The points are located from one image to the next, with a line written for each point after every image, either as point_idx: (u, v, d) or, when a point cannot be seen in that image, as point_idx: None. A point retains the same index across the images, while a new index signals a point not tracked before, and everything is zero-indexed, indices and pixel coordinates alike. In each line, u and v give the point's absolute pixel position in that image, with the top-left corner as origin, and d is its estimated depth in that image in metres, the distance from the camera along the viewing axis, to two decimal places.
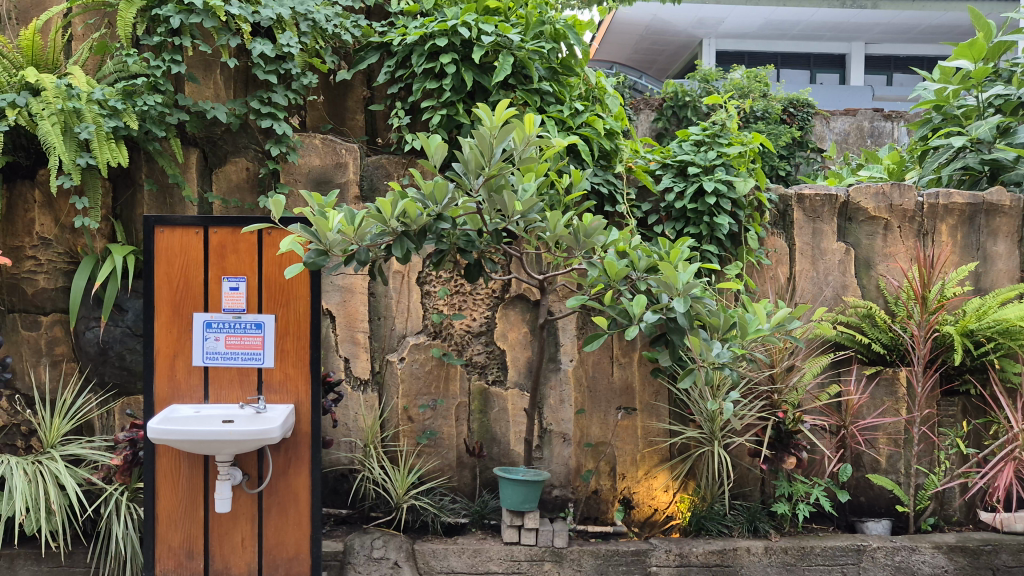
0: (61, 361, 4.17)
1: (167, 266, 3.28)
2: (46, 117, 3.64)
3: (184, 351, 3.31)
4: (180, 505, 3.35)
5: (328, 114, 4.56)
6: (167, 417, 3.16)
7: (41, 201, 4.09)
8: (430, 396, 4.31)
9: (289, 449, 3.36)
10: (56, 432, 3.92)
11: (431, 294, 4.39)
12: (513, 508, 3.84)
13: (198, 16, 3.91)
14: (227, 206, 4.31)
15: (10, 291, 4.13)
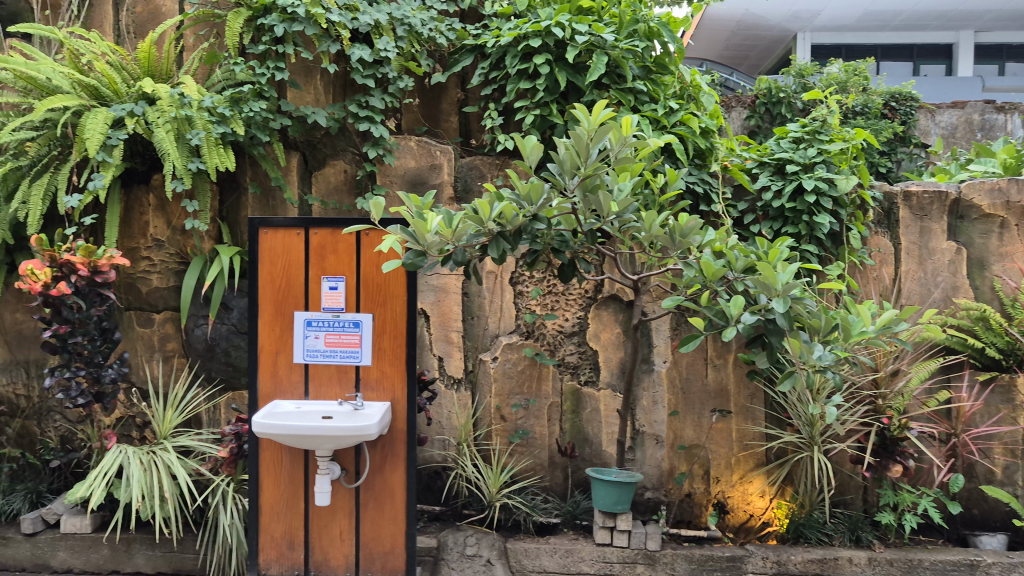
0: (172, 356, 4.39)
1: (270, 266, 3.40)
2: (161, 124, 3.84)
3: (286, 348, 3.43)
4: (282, 496, 3.47)
5: (423, 116, 4.66)
6: (270, 412, 3.28)
7: (155, 204, 4.31)
8: (523, 396, 4.34)
9: (386, 446, 3.43)
10: (168, 424, 4.11)
11: (524, 294, 4.42)
12: (605, 510, 3.82)
13: (300, 24, 4.06)
14: (326, 208, 4.43)
15: (127, 289, 4.38)
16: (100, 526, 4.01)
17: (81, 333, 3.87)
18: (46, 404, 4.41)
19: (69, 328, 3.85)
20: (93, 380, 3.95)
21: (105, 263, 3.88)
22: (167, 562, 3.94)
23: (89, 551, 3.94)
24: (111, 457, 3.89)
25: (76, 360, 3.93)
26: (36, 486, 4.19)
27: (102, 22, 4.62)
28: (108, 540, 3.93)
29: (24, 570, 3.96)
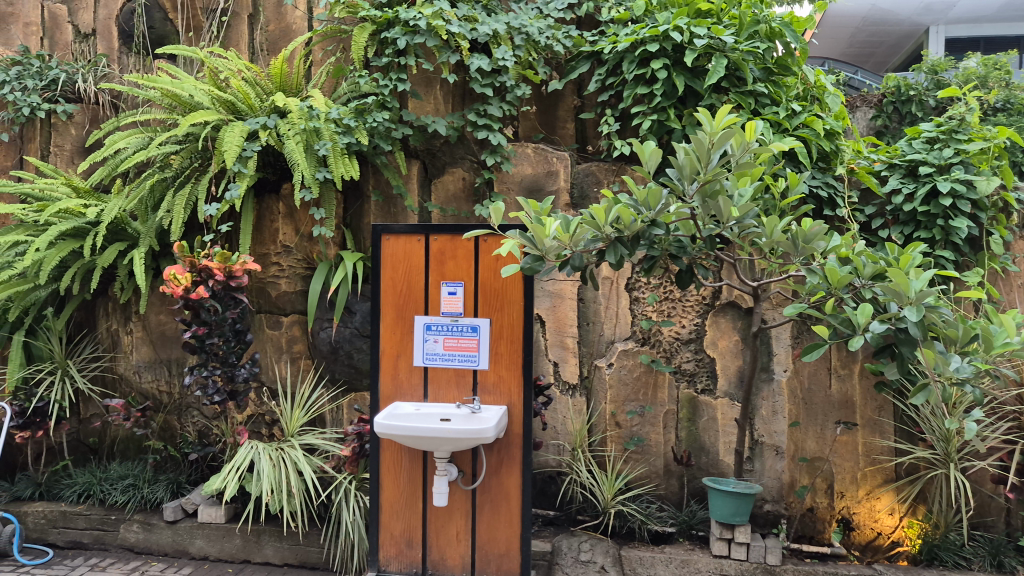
0: (299, 357, 4.59)
1: (392, 271, 3.52)
2: (292, 136, 4.06)
3: (406, 351, 3.54)
4: (401, 496, 3.57)
5: (540, 124, 4.68)
6: (391, 413, 3.38)
7: (284, 212, 4.52)
8: (639, 403, 4.31)
9: (502, 450, 3.47)
10: (295, 422, 4.30)
11: (639, 301, 4.40)
12: (722, 520, 3.75)
13: (421, 36, 4.16)
14: (445, 215, 4.52)
15: (258, 293, 4.61)
16: (233, 517, 4.24)
17: (218, 334, 4.11)
18: (185, 400, 4.70)
19: (206, 330, 4.09)
20: (227, 378, 4.19)
21: (239, 268, 4.09)
22: (293, 554, 4.10)
23: (223, 540, 4.16)
24: (243, 452, 4.11)
25: (212, 360, 4.17)
26: (176, 477, 4.49)
27: (238, 40, 4.92)
28: (240, 531, 4.14)
29: (166, 555, 4.22)
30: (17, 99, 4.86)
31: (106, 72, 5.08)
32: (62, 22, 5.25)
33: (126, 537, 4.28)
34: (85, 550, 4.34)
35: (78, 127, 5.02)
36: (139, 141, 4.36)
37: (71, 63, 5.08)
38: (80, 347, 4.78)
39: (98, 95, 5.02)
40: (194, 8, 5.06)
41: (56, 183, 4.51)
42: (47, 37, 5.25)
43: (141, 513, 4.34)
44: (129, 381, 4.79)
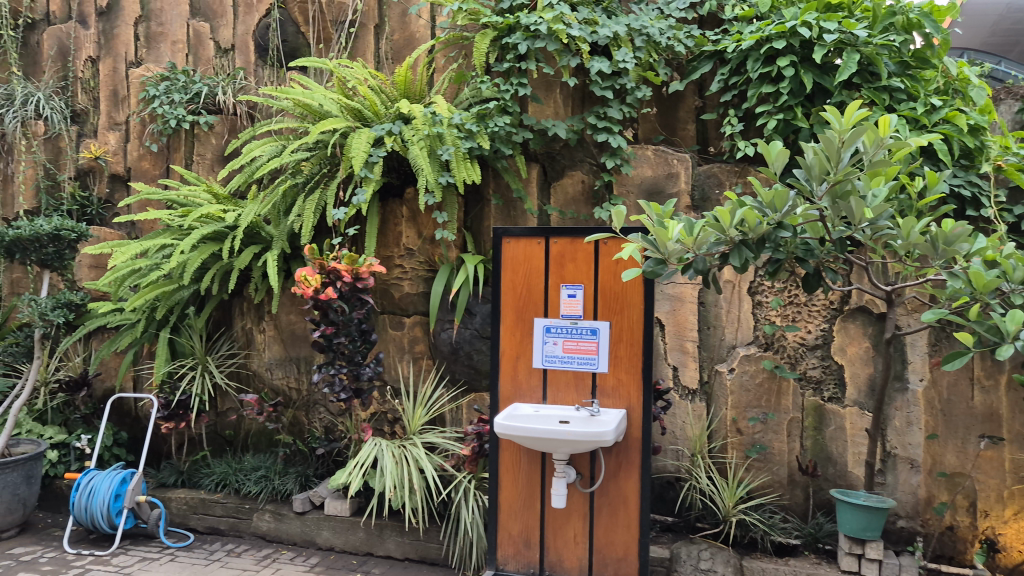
0: (421, 357, 4.70)
1: (512, 275, 3.57)
2: (416, 141, 4.18)
3: (525, 353, 3.57)
4: (519, 496, 3.61)
5: (660, 126, 4.62)
6: (510, 414, 3.41)
7: (408, 216, 4.65)
8: (761, 409, 4.20)
9: (621, 453, 3.45)
10: (416, 420, 4.42)
11: (763, 305, 4.29)
12: (851, 535, 3.59)
13: (542, 40, 4.20)
14: (564, 218, 4.54)
15: (382, 294, 4.76)
16: (357, 510, 4.38)
17: (344, 334, 4.27)
18: (313, 397, 4.89)
19: (334, 329, 4.26)
20: (353, 377, 4.34)
21: (365, 270, 4.23)
22: (414, 549, 4.21)
23: (348, 532, 4.31)
24: (367, 449, 4.26)
25: (339, 359, 4.33)
26: (304, 470, 4.69)
27: (364, 50, 5.08)
28: (364, 524, 4.28)
29: (295, 544, 4.42)
30: (166, 113, 5.25)
31: (243, 85, 5.37)
32: (205, 39, 5.57)
33: (258, 525, 4.51)
34: (221, 536, 4.59)
35: (218, 137, 5.32)
36: (273, 149, 4.56)
37: (212, 77, 5.40)
38: (218, 345, 5.06)
39: (236, 106, 5.31)
40: (324, 21, 5.26)
41: (199, 191, 4.81)
42: (191, 53, 5.58)
43: (273, 503, 4.56)
44: (262, 378, 5.03)
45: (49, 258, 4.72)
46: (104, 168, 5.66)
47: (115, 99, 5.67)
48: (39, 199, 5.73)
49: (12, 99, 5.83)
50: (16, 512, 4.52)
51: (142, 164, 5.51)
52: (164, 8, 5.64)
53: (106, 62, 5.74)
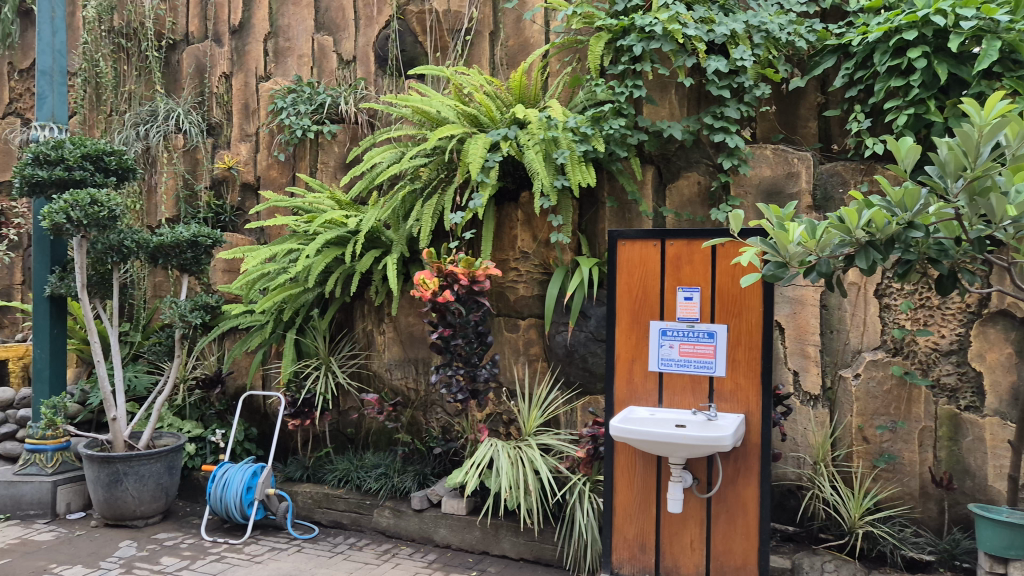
0: (536, 359, 4.73)
1: (627, 277, 3.56)
2: (532, 146, 4.24)
3: (641, 356, 3.55)
4: (635, 499, 3.59)
5: (779, 124, 4.48)
6: (626, 417, 3.40)
7: (523, 219, 4.70)
8: (890, 418, 4.02)
9: (739, 458, 3.38)
10: (532, 422, 4.46)
11: (891, 308, 4.10)
12: (992, 554, 3.40)
13: (657, 42, 4.18)
14: (680, 220, 4.49)
15: (498, 297, 4.85)
16: (472, 509, 4.46)
17: (461, 336, 4.36)
18: (430, 397, 5.00)
19: (451, 331, 4.35)
20: (469, 378, 4.42)
21: (481, 273, 4.30)
22: (529, 550, 4.24)
23: (464, 531, 4.39)
24: (483, 449, 4.33)
25: (456, 360, 4.42)
26: (422, 469, 4.80)
27: (480, 57, 5.19)
28: (480, 523, 4.35)
29: (413, 540, 4.53)
30: (292, 123, 5.51)
31: (364, 95, 5.56)
32: (328, 52, 5.79)
33: (378, 521, 4.65)
34: (344, 530, 4.76)
35: (341, 145, 5.53)
36: (393, 156, 4.71)
37: (335, 88, 5.61)
38: (340, 346, 5.26)
39: (357, 115, 5.50)
40: (441, 30, 5.34)
41: (323, 197, 4.98)
42: (316, 66, 5.82)
43: (392, 500, 4.69)
44: (382, 378, 5.18)
45: (188, 263, 5.00)
46: (237, 178, 5.97)
47: (247, 112, 5.99)
48: (178, 208, 6.12)
49: (156, 115, 6.25)
50: (160, 500, 4.84)
51: (271, 173, 5.79)
52: (291, 24, 5.93)
53: (238, 78, 6.08)
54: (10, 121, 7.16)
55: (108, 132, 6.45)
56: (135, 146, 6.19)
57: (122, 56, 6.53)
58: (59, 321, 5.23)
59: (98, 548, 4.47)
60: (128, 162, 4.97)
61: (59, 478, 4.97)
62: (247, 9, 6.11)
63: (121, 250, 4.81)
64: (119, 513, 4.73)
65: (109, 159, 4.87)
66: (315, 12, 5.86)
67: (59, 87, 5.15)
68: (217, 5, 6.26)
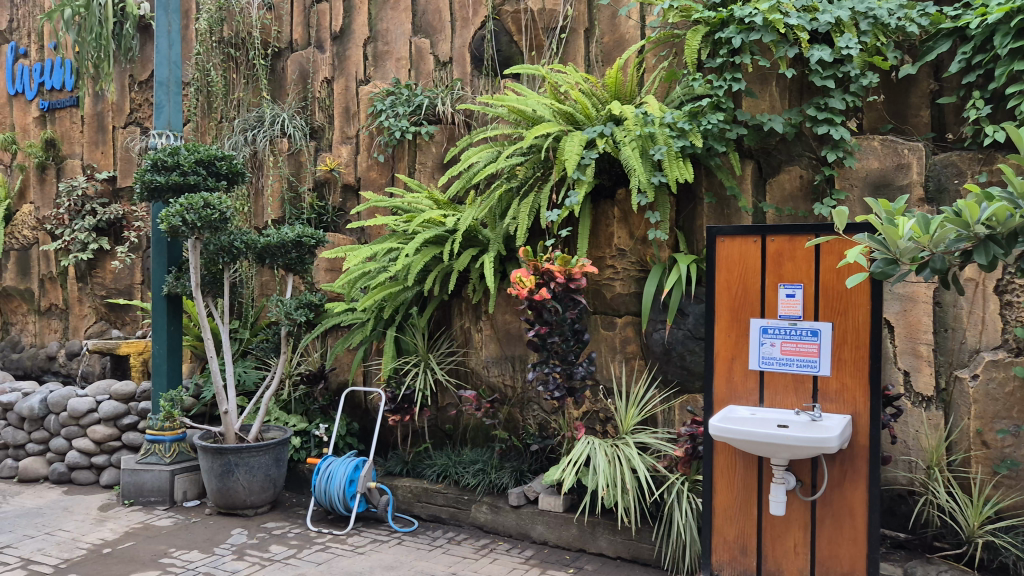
0: (633, 357, 4.69)
1: (727, 274, 3.49)
2: (628, 142, 4.22)
3: (741, 354, 3.47)
4: (735, 501, 3.51)
5: (888, 114, 4.27)
6: (726, 416, 3.33)
7: (619, 217, 4.67)
8: (1012, 421, 3.82)
9: (846, 461, 3.27)
10: (629, 420, 4.44)
11: (1013, 306, 3.89)
12: None
13: (758, 33, 4.12)
14: (781, 215, 4.38)
15: (594, 295, 4.82)
16: (569, 507, 4.46)
17: (558, 334, 4.36)
18: (527, 395, 5.03)
19: (548, 329, 4.37)
20: (566, 375, 4.42)
21: (578, 271, 4.29)
22: (627, 548, 4.21)
23: (561, 528, 4.39)
24: (580, 447, 4.34)
25: (553, 357, 4.43)
26: (519, 465, 4.82)
27: (575, 54, 5.18)
28: (577, 521, 4.34)
29: (510, 536, 4.57)
30: (392, 125, 5.65)
31: (461, 95, 5.64)
32: (425, 54, 5.89)
33: (477, 516, 4.70)
34: (442, 524, 4.85)
35: (438, 145, 5.63)
36: (489, 155, 4.74)
37: (433, 89, 5.70)
38: (439, 343, 5.33)
39: (454, 115, 5.60)
40: (536, 29, 5.36)
41: (421, 197, 5.08)
42: (413, 68, 5.93)
43: (490, 495, 4.74)
44: (479, 375, 5.25)
45: (293, 262, 5.19)
46: (338, 179, 6.15)
47: (347, 115, 6.15)
48: (283, 210, 6.35)
49: (262, 120, 6.49)
50: (268, 490, 5.03)
51: (371, 174, 5.93)
52: (389, 28, 6.06)
53: (339, 82, 6.24)
54: (130, 130, 7.50)
55: (219, 139, 6.76)
56: (243, 151, 6.48)
57: (231, 65, 6.80)
58: (175, 318, 5.50)
59: (213, 534, 4.69)
60: (238, 166, 5.20)
61: (176, 467, 5.24)
62: (347, 15, 6.27)
63: (231, 251, 5.02)
64: (231, 502, 4.96)
65: (220, 164, 5.10)
66: (413, 15, 5.97)
67: (175, 96, 5.41)
68: (320, 12, 6.44)
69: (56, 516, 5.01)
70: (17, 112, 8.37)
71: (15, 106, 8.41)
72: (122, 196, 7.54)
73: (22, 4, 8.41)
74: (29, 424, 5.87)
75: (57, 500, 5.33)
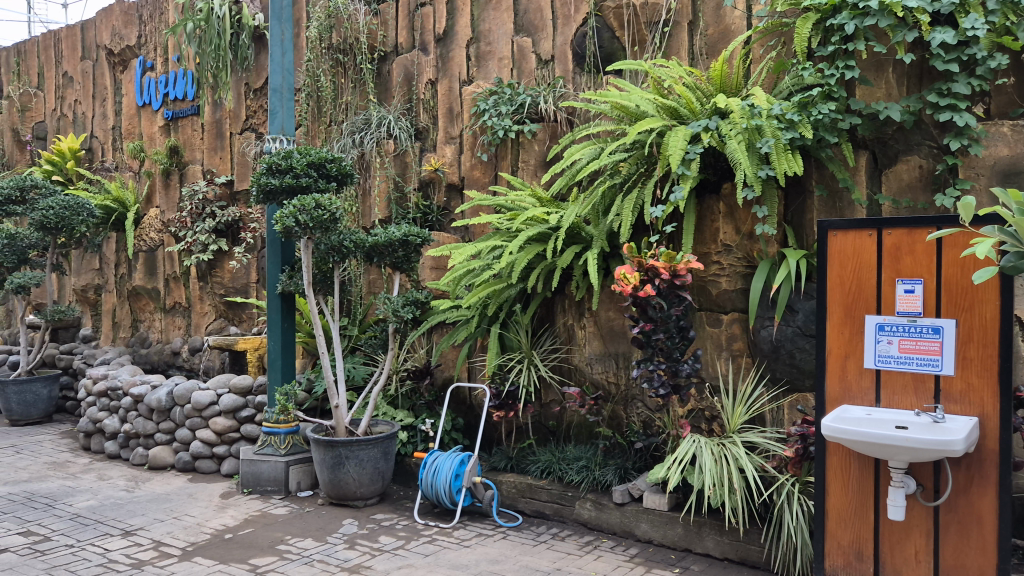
0: (739, 355, 4.59)
1: (840, 269, 3.38)
2: (734, 136, 4.12)
3: (856, 352, 3.35)
4: (850, 504, 3.39)
5: (1019, 97, 4.05)
6: (840, 416, 3.22)
7: (725, 211, 4.57)
8: None
9: (972, 465, 3.11)
10: (736, 418, 4.37)
11: None
12: None
13: (873, 18, 3.98)
14: (899, 207, 4.21)
15: (699, 292, 4.73)
16: (675, 506, 4.40)
17: (663, 330, 4.33)
18: (631, 392, 4.99)
19: (653, 326, 4.33)
20: (671, 373, 4.37)
21: (683, 267, 4.23)
22: (734, 550, 4.13)
23: (667, 527, 4.35)
24: (686, 445, 4.28)
25: (658, 355, 4.39)
26: (623, 462, 4.79)
27: (678, 48, 5.13)
28: (682, 520, 4.29)
29: (615, 534, 4.56)
30: (495, 124, 5.71)
31: (563, 92, 5.65)
32: (527, 53, 5.93)
33: (581, 513, 4.71)
34: (547, 520, 4.87)
35: (540, 143, 5.66)
36: (592, 152, 4.73)
37: (535, 88, 5.73)
38: (542, 340, 5.35)
39: (557, 113, 5.59)
40: (639, 23, 5.32)
41: (525, 195, 5.14)
42: (516, 68, 5.98)
43: (594, 492, 4.73)
44: (583, 371, 5.24)
45: (400, 261, 5.31)
46: (443, 179, 6.26)
47: (451, 115, 6.25)
48: (390, 209, 6.52)
49: (369, 123, 6.67)
50: (377, 483, 5.17)
51: (475, 173, 6.03)
52: (492, 28, 6.12)
53: (443, 83, 6.35)
54: (246, 136, 7.83)
55: (329, 141, 6.99)
56: (351, 153, 6.69)
57: (340, 71, 7.02)
58: (289, 316, 5.72)
59: (325, 524, 4.86)
60: (347, 168, 5.37)
61: (291, 459, 5.45)
62: (450, 17, 6.37)
63: (340, 250, 5.19)
64: (342, 493, 5.12)
65: (331, 167, 5.28)
66: (515, 15, 6.02)
67: (288, 102, 5.63)
68: (424, 15, 6.56)
69: (182, 501, 5.30)
70: (145, 122, 8.88)
71: (143, 116, 8.92)
72: (240, 199, 7.90)
73: (149, 19, 8.90)
74: (157, 415, 6.21)
75: (182, 487, 5.63)
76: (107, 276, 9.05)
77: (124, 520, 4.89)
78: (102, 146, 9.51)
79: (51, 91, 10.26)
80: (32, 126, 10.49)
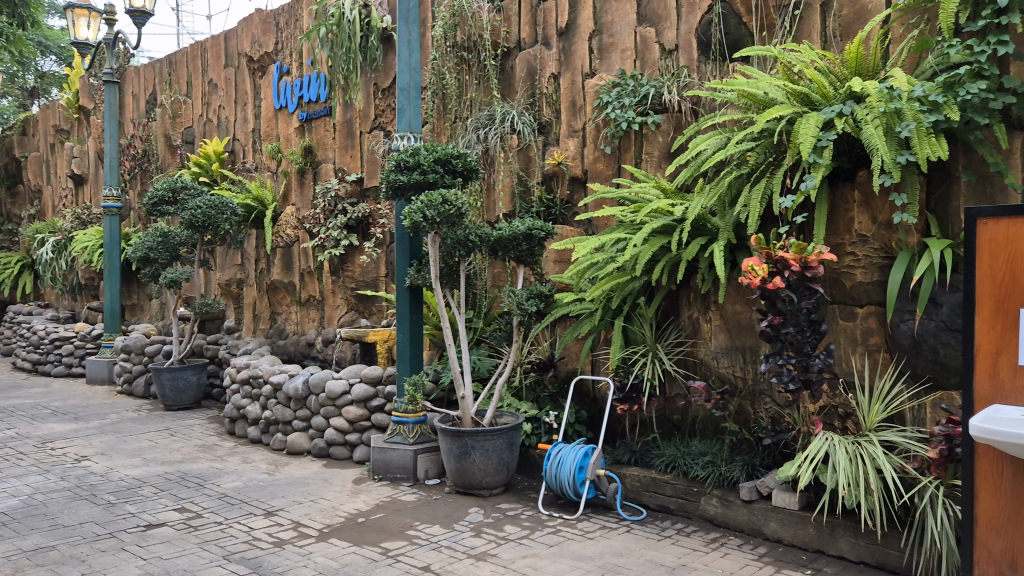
0: (876, 350, 4.38)
1: (990, 259, 3.17)
2: (870, 121, 3.98)
3: (1008, 348, 3.14)
4: (1003, 511, 3.17)
5: None
6: (990, 416, 3.02)
7: (860, 200, 4.39)
8: None
9: None
10: (873, 417, 4.21)
11: None
12: None
13: None
14: None
15: (833, 284, 4.55)
16: (806, 505, 4.26)
17: (792, 324, 4.20)
18: (759, 386, 4.85)
19: (782, 320, 4.22)
20: (802, 367, 4.24)
21: (814, 258, 4.09)
22: (871, 553, 3.97)
23: (797, 526, 4.22)
24: (818, 443, 4.15)
25: (788, 349, 4.27)
26: (750, 459, 4.69)
27: (811, 31, 4.94)
28: (814, 520, 4.15)
29: (743, 532, 4.46)
30: (618, 116, 5.68)
31: (687, 82, 5.54)
32: (651, 43, 5.85)
33: (706, 509, 4.63)
34: (671, 515, 4.81)
35: (665, 135, 5.61)
36: (718, 142, 4.65)
37: (659, 79, 5.65)
38: (666, 334, 5.30)
39: (681, 103, 5.51)
40: (767, 7, 5.15)
41: (648, 187, 5.10)
42: (640, 58, 5.91)
43: (720, 488, 4.64)
44: (709, 365, 5.13)
45: (524, 254, 5.36)
46: (565, 173, 6.28)
47: (574, 108, 6.25)
48: (514, 203, 6.59)
49: (493, 118, 6.77)
50: (502, 473, 5.26)
51: (598, 166, 6.01)
52: (614, 19, 6.07)
53: (566, 77, 6.36)
54: (374, 134, 8.06)
55: (454, 138, 7.15)
56: (476, 149, 6.82)
57: (465, 67, 7.14)
58: (417, 309, 5.87)
59: (452, 511, 4.98)
60: (472, 163, 5.45)
61: (419, 447, 5.62)
62: (572, 11, 6.35)
63: (466, 244, 5.36)
64: (468, 482, 5.23)
65: (456, 162, 5.37)
66: (638, 5, 5.94)
67: (415, 101, 5.77)
68: (546, 9, 6.57)
69: (318, 485, 5.56)
70: (281, 124, 9.32)
71: (280, 119, 9.36)
72: (369, 196, 8.18)
73: (285, 26, 9.32)
74: (295, 403, 6.52)
75: (318, 472, 5.91)
76: (249, 270, 9.57)
77: (267, 501, 5.17)
78: (243, 148, 10.04)
79: (198, 98, 10.91)
80: (182, 131, 11.21)
